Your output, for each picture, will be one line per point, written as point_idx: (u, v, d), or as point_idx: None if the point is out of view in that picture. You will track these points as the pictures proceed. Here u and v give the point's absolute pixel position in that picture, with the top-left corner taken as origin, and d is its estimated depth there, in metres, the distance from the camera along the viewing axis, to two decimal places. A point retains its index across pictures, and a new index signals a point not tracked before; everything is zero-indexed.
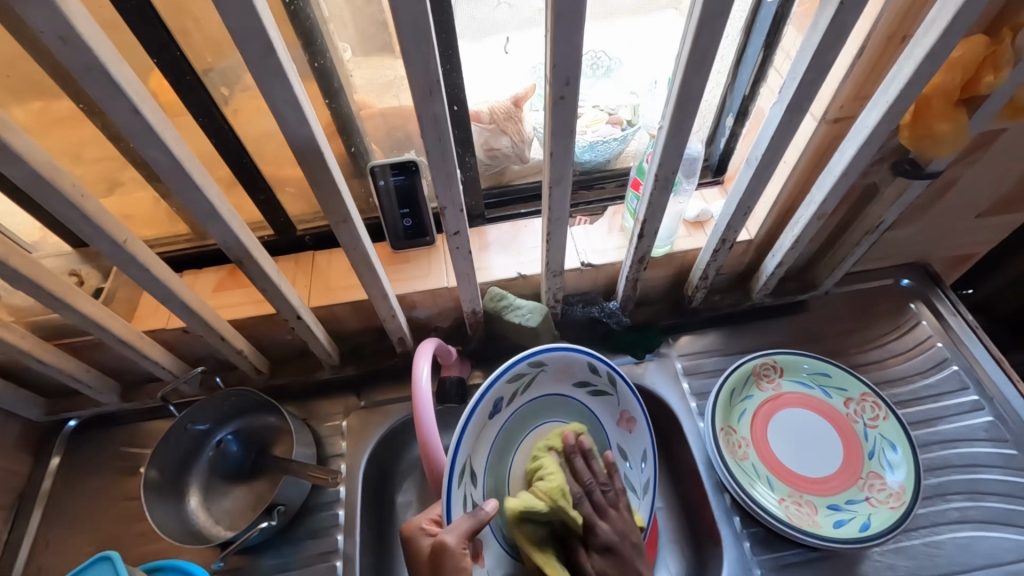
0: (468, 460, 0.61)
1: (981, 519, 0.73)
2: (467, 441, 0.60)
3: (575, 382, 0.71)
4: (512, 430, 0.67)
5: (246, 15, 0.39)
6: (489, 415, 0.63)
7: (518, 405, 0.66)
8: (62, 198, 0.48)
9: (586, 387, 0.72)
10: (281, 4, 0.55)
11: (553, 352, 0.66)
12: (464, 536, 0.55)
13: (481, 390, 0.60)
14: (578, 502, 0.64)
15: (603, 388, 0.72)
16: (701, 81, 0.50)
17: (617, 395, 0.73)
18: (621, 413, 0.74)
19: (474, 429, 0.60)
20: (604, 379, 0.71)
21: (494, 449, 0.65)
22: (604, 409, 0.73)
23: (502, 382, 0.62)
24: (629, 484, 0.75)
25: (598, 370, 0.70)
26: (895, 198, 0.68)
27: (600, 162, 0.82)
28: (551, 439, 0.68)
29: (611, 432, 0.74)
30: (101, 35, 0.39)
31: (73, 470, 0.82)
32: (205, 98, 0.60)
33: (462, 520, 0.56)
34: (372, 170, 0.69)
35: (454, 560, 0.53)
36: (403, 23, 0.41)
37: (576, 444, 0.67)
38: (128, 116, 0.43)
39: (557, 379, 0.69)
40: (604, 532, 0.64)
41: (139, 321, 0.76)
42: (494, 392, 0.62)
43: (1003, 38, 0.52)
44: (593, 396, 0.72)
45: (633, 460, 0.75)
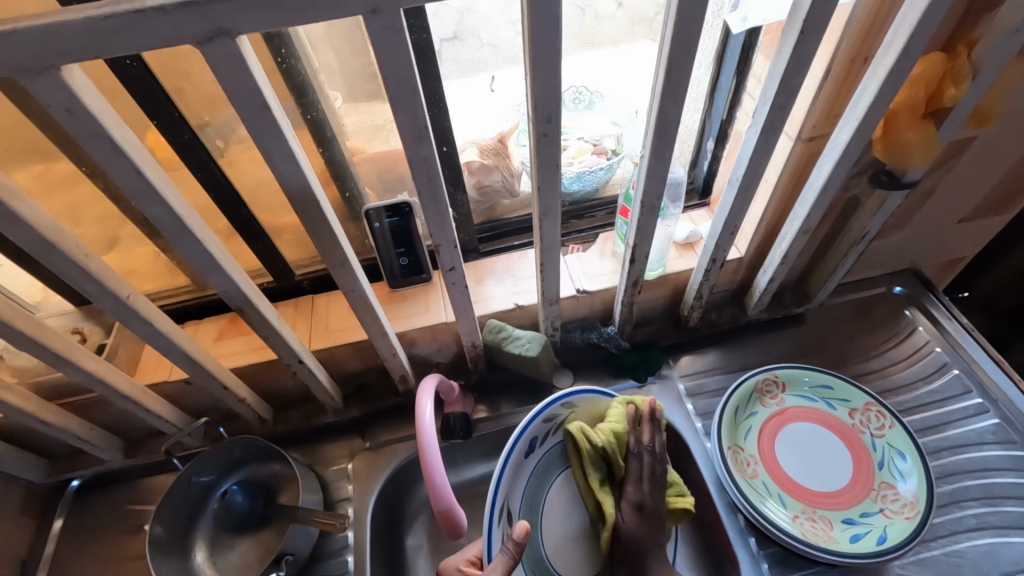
0: (506, 496, 0.63)
1: (999, 524, 0.72)
2: (504, 481, 0.62)
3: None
4: (540, 476, 0.68)
5: (241, 76, 0.41)
6: (525, 455, 0.65)
7: (551, 445, 0.68)
8: (67, 259, 0.49)
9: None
10: (273, 62, 0.58)
11: (584, 395, 0.68)
12: (505, 574, 0.55)
13: (520, 428, 0.62)
14: (630, 454, 0.67)
15: None
16: (676, 111, 0.52)
17: None
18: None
19: (511, 466, 0.62)
20: None
21: (525, 493, 0.66)
22: None
23: (538, 421, 0.65)
24: None
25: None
26: (877, 209, 0.70)
27: (588, 192, 0.85)
28: (632, 398, 0.70)
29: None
30: (103, 103, 0.41)
31: (77, 532, 0.80)
32: (203, 154, 0.62)
33: (500, 560, 0.56)
34: (367, 213, 0.71)
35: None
36: (390, 75, 0.43)
37: (653, 409, 0.69)
38: (130, 177, 0.45)
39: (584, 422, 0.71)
40: (634, 494, 0.67)
41: (142, 374, 0.77)
42: (529, 432, 0.64)
43: (960, 53, 0.55)
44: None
45: None
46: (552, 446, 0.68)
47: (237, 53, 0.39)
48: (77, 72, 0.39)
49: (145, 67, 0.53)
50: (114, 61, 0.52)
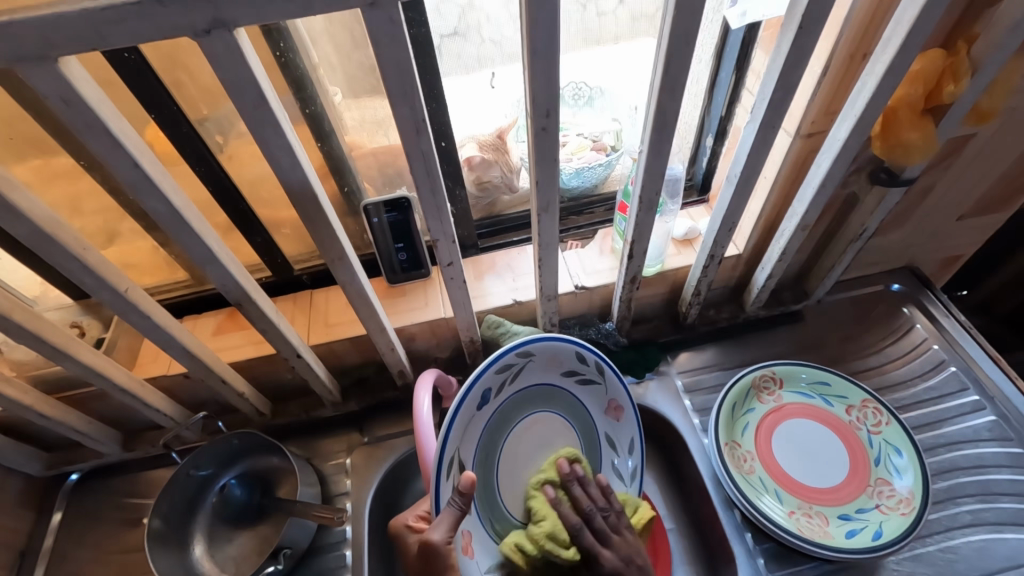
0: (457, 450, 0.59)
1: (994, 520, 0.72)
2: (455, 433, 0.58)
3: (563, 372, 0.70)
4: (496, 427, 0.65)
5: (239, 69, 0.41)
6: (477, 407, 0.61)
7: (506, 395, 0.65)
8: (64, 251, 0.49)
9: (575, 377, 0.71)
10: (273, 56, 0.58)
11: (541, 343, 0.65)
12: (450, 530, 0.54)
13: (470, 381, 0.58)
14: (576, 536, 0.63)
15: (591, 376, 0.72)
16: (674, 107, 0.52)
17: (606, 384, 0.73)
18: (609, 402, 0.74)
19: (461, 420, 0.59)
20: (591, 367, 0.71)
21: (480, 445, 0.63)
22: (592, 398, 0.73)
23: (490, 372, 0.61)
24: (617, 472, 0.75)
25: (585, 360, 0.70)
26: (875, 207, 0.70)
27: (587, 188, 0.85)
28: (546, 475, 0.67)
29: (599, 420, 0.74)
30: (101, 95, 0.41)
31: (76, 524, 0.80)
32: (201, 148, 0.62)
33: (446, 516, 0.55)
34: (366, 209, 0.71)
35: (442, 556, 0.53)
36: (388, 69, 0.43)
37: (569, 472, 0.66)
38: (128, 170, 0.45)
39: (545, 369, 0.68)
40: (608, 560, 0.63)
41: (141, 368, 0.77)
42: (481, 384, 0.60)
43: (960, 50, 0.55)
44: (582, 386, 0.72)
45: (621, 446, 0.76)
46: (508, 395, 0.65)
47: (236, 46, 0.39)
48: (74, 64, 0.39)
49: (143, 59, 0.53)
50: (113, 53, 0.52)
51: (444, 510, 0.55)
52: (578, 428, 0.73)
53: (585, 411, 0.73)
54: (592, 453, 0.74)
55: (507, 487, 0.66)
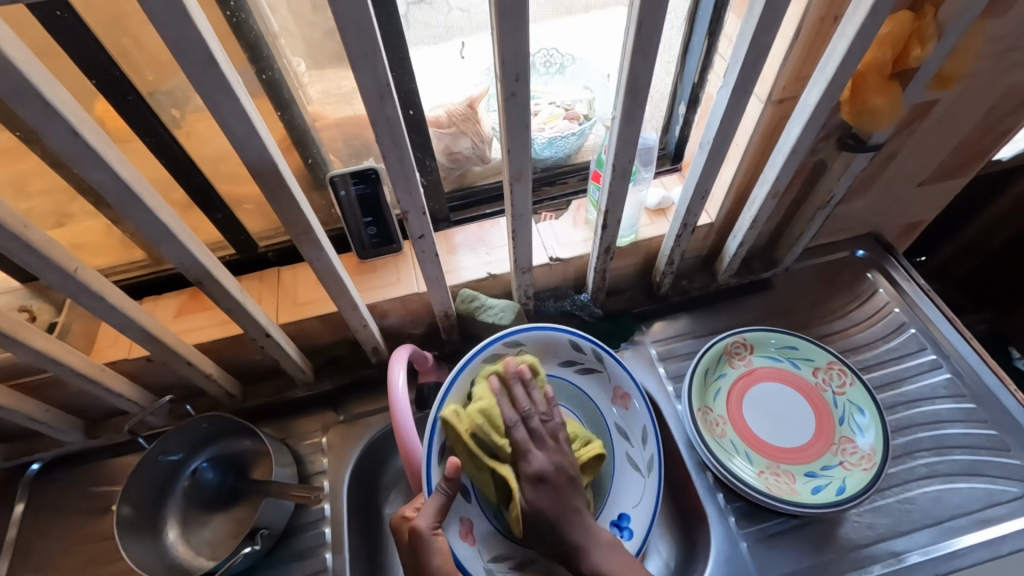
0: None
1: (947, 472, 0.76)
2: (446, 418, 0.65)
3: (560, 361, 0.75)
4: None
5: (184, 29, 0.38)
6: (471, 395, 0.68)
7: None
8: (3, 229, 0.46)
9: (578, 367, 0.75)
10: (223, 17, 0.54)
11: (528, 332, 0.71)
12: (435, 516, 0.58)
13: (458, 368, 0.66)
14: (510, 428, 0.62)
15: (591, 364, 0.75)
16: (648, 71, 0.51)
17: (606, 370, 0.74)
18: (615, 390, 0.75)
19: (453, 403, 0.66)
20: (589, 355, 0.74)
21: None
22: (596, 387, 0.75)
23: (478, 362, 0.68)
24: (632, 462, 0.74)
25: (582, 348, 0.73)
26: (842, 172, 0.71)
27: (561, 158, 0.84)
28: (493, 367, 0.67)
29: (606, 408, 0.75)
30: (28, 54, 0.38)
31: (40, 515, 0.78)
32: (150, 119, 0.58)
33: (432, 502, 0.59)
34: (331, 181, 0.68)
35: (426, 543, 0.57)
36: (347, 28, 0.40)
37: (517, 372, 0.65)
38: (67, 140, 0.42)
39: (541, 359, 0.74)
40: (536, 461, 0.61)
41: (99, 353, 0.73)
42: (472, 372, 0.68)
43: (926, 13, 0.55)
44: (584, 375, 0.75)
45: (633, 436, 0.75)
46: None
47: (178, 2, 0.36)
48: None
49: (78, 19, 0.49)
50: (42, 11, 0.47)
51: (430, 498, 0.59)
52: (583, 416, 0.76)
53: (589, 400, 0.75)
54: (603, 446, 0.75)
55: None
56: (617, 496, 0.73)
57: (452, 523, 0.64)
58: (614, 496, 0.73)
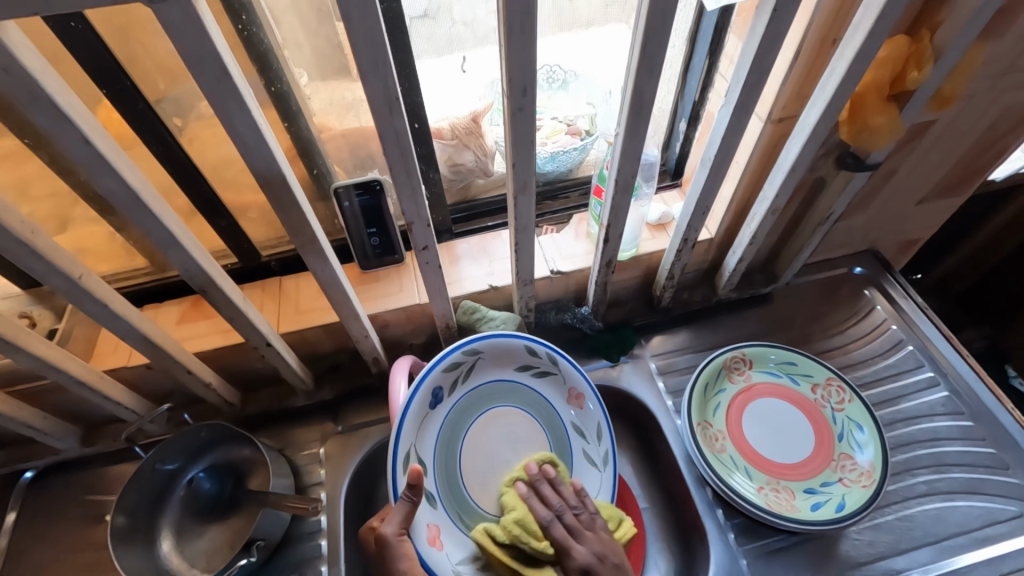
0: (413, 448, 0.64)
1: (947, 489, 0.76)
2: (409, 429, 0.63)
3: (518, 366, 0.72)
4: (454, 426, 0.69)
5: (198, 41, 0.38)
6: (430, 406, 0.66)
7: (461, 394, 0.69)
8: (10, 236, 0.46)
9: (533, 371, 0.73)
10: (235, 30, 0.55)
11: (485, 340, 0.68)
12: (401, 523, 0.58)
13: (417, 380, 0.63)
14: (547, 527, 0.63)
15: (547, 368, 0.73)
16: (651, 88, 0.52)
17: (562, 373, 0.73)
18: (570, 391, 0.74)
19: (414, 417, 0.63)
20: (545, 359, 0.72)
21: (439, 444, 0.67)
22: (552, 390, 0.74)
23: (438, 371, 0.65)
24: (589, 458, 0.75)
25: (537, 352, 0.72)
26: (841, 190, 0.72)
27: (562, 172, 0.85)
28: (517, 472, 0.69)
29: (562, 409, 0.74)
30: (44, 64, 0.38)
31: (33, 524, 0.77)
32: (159, 128, 0.59)
33: (397, 511, 0.58)
34: (336, 192, 0.68)
35: (393, 548, 0.57)
36: (358, 41, 0.41)
37: (540, 472, 0.68)
38: (79, 148, 0.42)
39: (497, 365, 0.71)
40: (580, 555, 0.62)
41: (99, 360, 0.73)
42: (430, 383, 0.65)
43: (923, 37, 0.56)
44: (540, 378, 0.74)
45: (589, 433, 0.75)
46: (460, 394, 0.69)
47: (196, 15, 0.37)
48: (13, 28, 0.36)
49: (91, 29, 0.49)
50: (57, 22, 0.48)
51: (397, 504, 0.59)
52: (542, 420, 0.74)
53: (546, 403, 0.74)
54: (560, 446, 0.74)
55: (475, 482, 0.69)
56: None
57: (420, 527, 0.63)
58: None
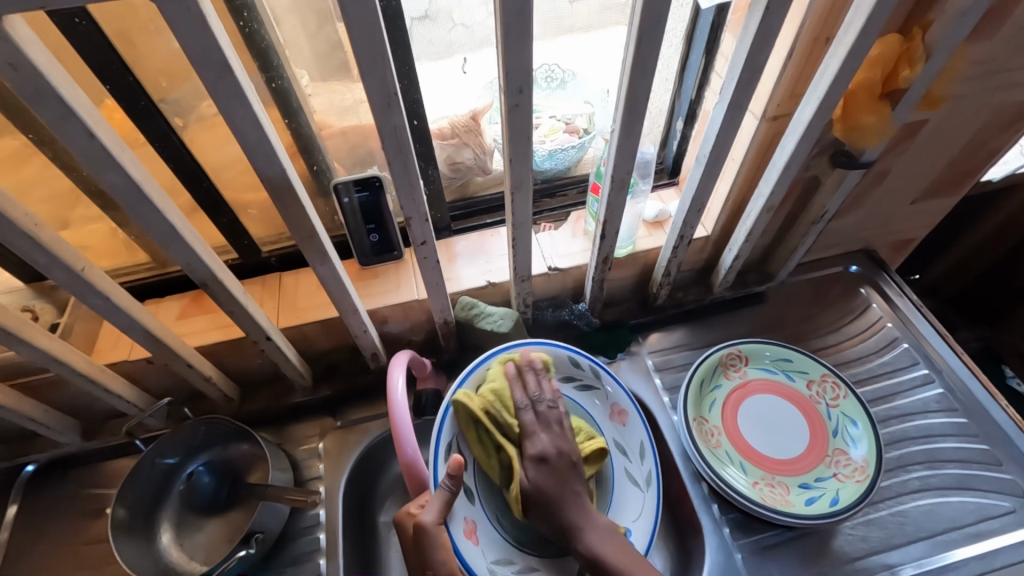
0: (456, 441, 0.67)
1: (940, 485, 0.77)
2: (451, 422, 0.66)
3: (560, 376, 0.75)
4: None
5: (200, 36, 0.39)
6: None
7: None
8: (15, 228, 0.47)
9: (576, 383, 0.76)
10: (236, 27, 0.55)
11: (531, 347, 0.72)
12: (440, 511, 0.58)
13: (465, 374, 0.68)
14: (519, 411, 0.66)
15: (589, 381, 0.76)
16: (646, 86, 0.53)
17: (605, 388, 0.75)
18: (612, 407, 0.75)
19: None
20: (588, 371, 0.75)
21: None
22: (594, 405, 0.76)
23: (482, 372, 0.69)
24: (631, 476, 0.74)
25: (579, 364, 0.74)
26: (836, 187, 0.73)
27: (560, 170, 0.86)
28: (510, 354, 0.70)
29: (606, 426, 0.75)
30: (50, 59, 0.39)
31: (33, 517, 0.77)
32: (162, 124, 0.60)
33: (437, 498, 0.58)
34: (336, 188, 0.69)
35: (431, 535, 0.57)
36: (357, 37, 0.42)
37: (530, 363, 0.69)
38: (83, 141, 0.43)
39: None
40: (541, 444, 0.64)
41: (100, 354, 0.74)
42: (477, 380, 0.69)
43: (915, 36, 0.57)
44: (583, 391, 0.76)
45: (632, 450, 0.75)
46: None
47: (198, 11, 0.38)
48: (20, 23, 0.37)
49: (95, 26, 0.50)
50: (61, 18, 0.49)
51: (436, 492, 0.59)
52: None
53: (588, 416, 0.75)
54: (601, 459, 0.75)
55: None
56: (618, 509, 0.73)
57: (457, 519, 0.63)
58: (614, 511, 0.73)
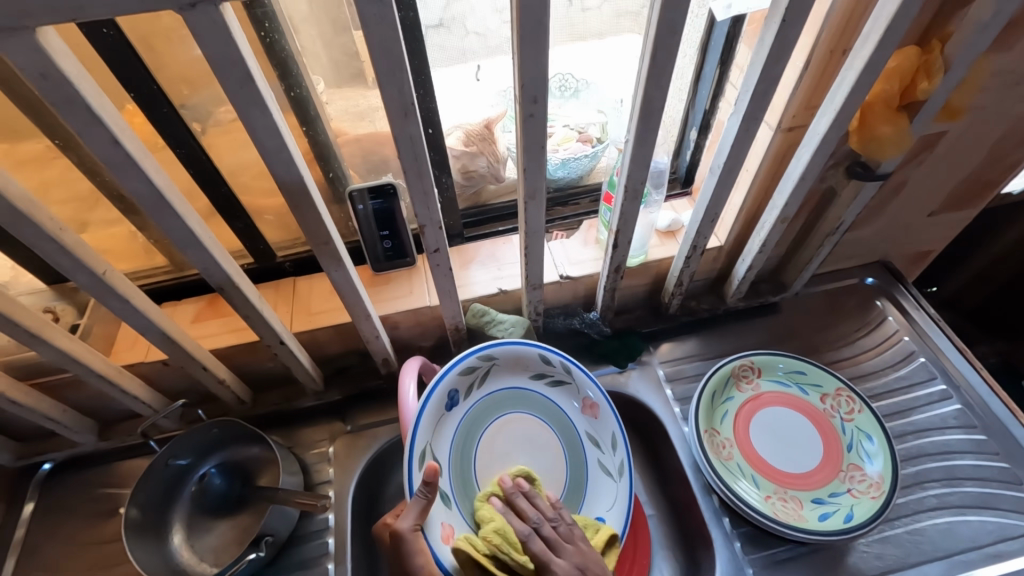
0: (428, 446, 0.65)
1: (959, 503, 0.75)
2: (424, 429, 0.64)
3: (532, 374, 0.74)
4: (469, 430, 0.70)
5: (224, 48, 0.40)
6: (445, 408, 0.68)
7: (476, 399, 0.71)
8: (40, 231, 0.48)
9: (548, 379, 0.75)
10: (258, 37, 0.57)
11: (500, 346, 0.70)
12: (417, 517, 0.59)
13: (434, 381, 0.65)
14: (526, 541, 0.60)
15: (560, 377, 0.75)
16: (660, 96, 0.53)
17: (576, 382, 0.74)
18: (583, 400, 0.75)
19: (429, 417, 0.65)
20: (558, 368, 0.74)
21: (455, 446, 0.68)
22: (566, 400, 0.75)
23: (453, 374, 0.68)
24: (604, 469, 0.74)
25: (550, 361, 0.73)
26: (851, 200, 0.72)
27: (573, 179, 0.86)
28: (491, 488, 0.66)
29: (577, 419, 0.75)
30: (80, 69, 0.40)
31: (49, 515, 0.79)
32: (183, 131, 0.61)
33: (413, 506, 0.59)
34: (351, 195, 0.70)
35: (409, 542, 0.58)
36: (376, 48, 0.42)
37: (516, 486, 0.65)
38: (108, 148, 0.44)
39: (510, 372, 0.73)
40: (560, 568, 0.58)
41: (118, 355, 0.75)
42: (446, 386, 0.67)
43: (933, 48, 0.57)
44: (554, 387, 0.75)
45: (604, 444, 0.75)
46: (476, 399, 0.71)
47: (222, 22, 0.39)
48: (53, 35, 0.38)
49: (122, 35, 0.52)
50: (90, 28, 0.50)
51: (412, 500, 0.60)
52: (557, 429, 0.74)
53: (559, 411, 0.75)
54: (575, 455, 0.75)
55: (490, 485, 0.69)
56: (591, 501, 0.73)
57: (435, 524, 0.63)
58: (589, 505, 0.73)
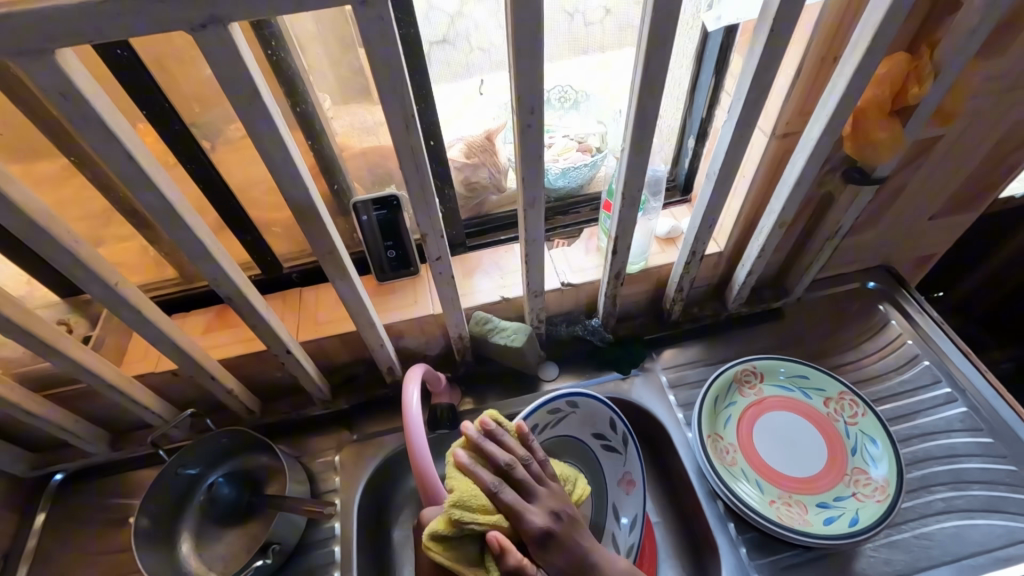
0: None
1: (966, 507, 0.74)
2: None
3: (593, 432, 0.76)
4: None
5: (233, 66, 0.42)
6: None
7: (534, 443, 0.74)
8: (56, 243, 0.50)
9: (602, 443, 0.76)
10: (265, 55, 0.59)
11: (585, 398, 0.73)
12: None
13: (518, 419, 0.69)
14: (496, 493, 0.54)
15: (615, 444, 0.75)
16: (654, 104, 0.54)
17: (626, 455, 0.75)
18: (624, 475, 0.75)
19: None
20: (618, 437, 0.74)
21: None
22: (609, 465, 0.76)
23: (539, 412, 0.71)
24: (614, 544, 0.73)
25: (616, 428, 0.74)
26: (849, 204, 0.73)
27: (573, 188, 0.87)
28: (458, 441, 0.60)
29: (612, 488, 0.76)
30: (96, 87, 0.42)
31: (60, 525, 0.80)
32: (193, 147, 0.63)
33: None
34: (355, 207, 0.71)
35: None
36: (378, 63, 0.44)
37: (483, 428, 0.59)
38: (122, 162, 0.46)
39: (580, 424, 0.76)
40: (534, 519, 0.54)
41: (129, 364, 0.77)
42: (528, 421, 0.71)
43: (923, 54, 0.58)
44: (605, 451, 0.76)
45: (624, 520, 0.74)
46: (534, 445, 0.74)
47: (231, 41, 0.40)
48: (71, 56, 0.40)
49: (135, 56, 0.54)
50: (105, 50, 0.52)
51: None
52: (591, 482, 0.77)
53: (600, 472, 0.77)
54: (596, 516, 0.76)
55: None
56: None
57: None
58: None
